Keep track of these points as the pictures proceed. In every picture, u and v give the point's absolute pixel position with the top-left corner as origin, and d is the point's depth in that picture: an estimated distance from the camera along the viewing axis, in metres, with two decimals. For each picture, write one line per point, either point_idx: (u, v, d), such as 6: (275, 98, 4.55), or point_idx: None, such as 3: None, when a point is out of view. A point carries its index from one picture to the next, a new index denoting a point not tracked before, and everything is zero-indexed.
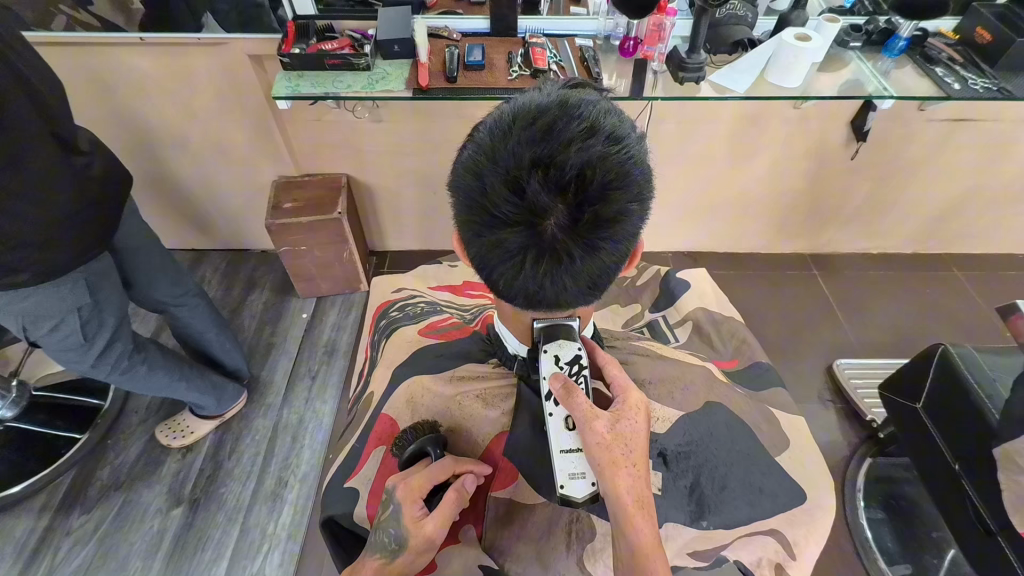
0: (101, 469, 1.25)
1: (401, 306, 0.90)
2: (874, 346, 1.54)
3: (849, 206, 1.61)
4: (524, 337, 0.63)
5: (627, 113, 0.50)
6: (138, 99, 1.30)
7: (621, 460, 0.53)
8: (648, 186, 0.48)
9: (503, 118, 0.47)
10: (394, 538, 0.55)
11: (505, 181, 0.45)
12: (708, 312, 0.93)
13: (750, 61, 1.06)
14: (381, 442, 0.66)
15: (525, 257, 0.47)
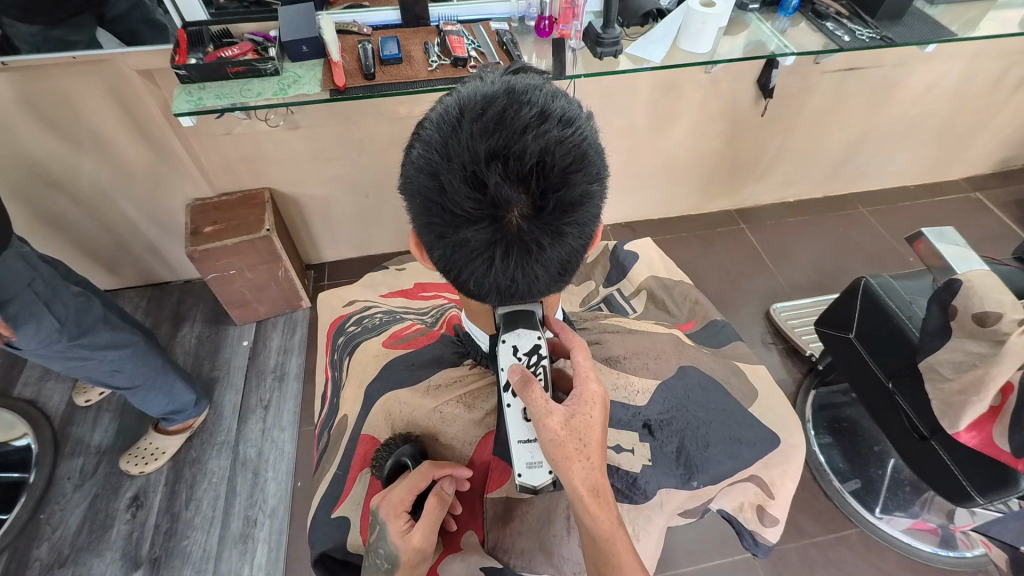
0: (38, 547, 1.12)
1: (357, 320, 0.86)
2: (803, 286, 1.66)
3: (764, 160, 1.72)
4: (490, 330, 0.63)
5: (573, 94, 0.49)
6: (10, 133, 1.15)
7: (575, 453, 0.52)
8: (604, 166, 0.48)
9: (451, 111, 0.45)
10: (384, 558, 0.53)
11: (464, 178, 0.43)
12: (660, 279, 0.96)
13: (661, 32, 1.09)
14: (365, 465, 0.64)
15: (493, 253, 0.46)
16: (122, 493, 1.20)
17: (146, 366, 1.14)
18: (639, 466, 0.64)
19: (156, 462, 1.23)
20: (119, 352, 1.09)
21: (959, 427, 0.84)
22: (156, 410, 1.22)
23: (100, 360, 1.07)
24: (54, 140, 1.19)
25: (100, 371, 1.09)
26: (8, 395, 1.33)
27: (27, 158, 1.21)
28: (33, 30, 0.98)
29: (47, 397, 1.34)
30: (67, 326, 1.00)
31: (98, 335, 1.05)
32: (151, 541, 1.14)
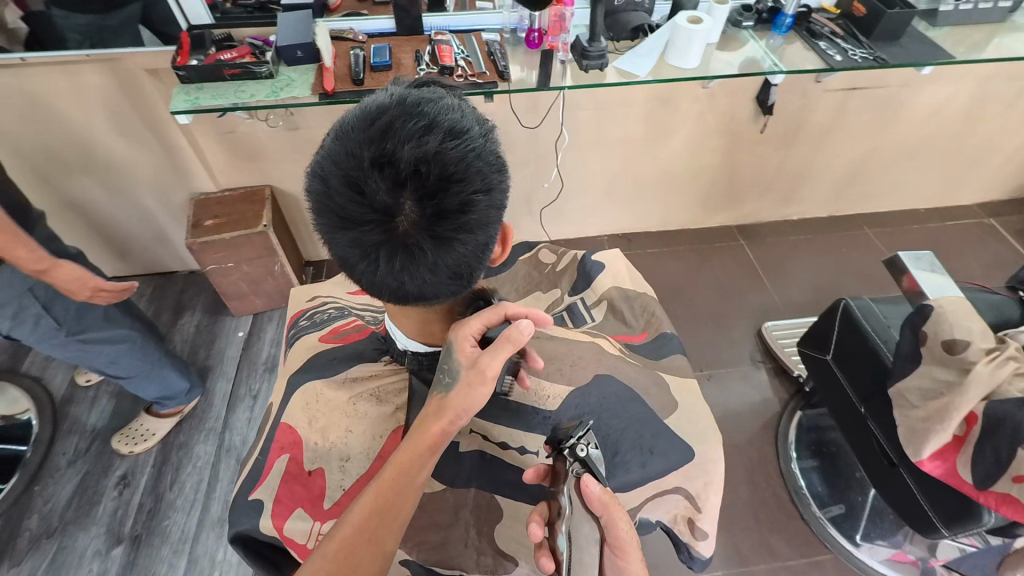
0: (29, 517, 1.18)
1: (310, 315, 0.89)
2: (798, 306, 1.64)
3: (763, 178, 1.71)
4: (415, 331, 0.63)
5: (475, 106, 0.51)
6: (28, 125, 1.23)
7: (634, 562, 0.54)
8: (497, 176, 0.48)
9: (345, 120, 0.48)
10: (444, 371, 0.58)
11: (344, 181, 0.45)
12: (622, 290, 0.95)
13: (649, 47, 1.10)
14: (284, 450, 0.66)
15: (377, 254, 0.48)
16: (112, 471, 1.25)
17: (142, 359, 1.20)
18: None
19: (145, 443, 1.28)
20: (118, 346, 1.15)
21: (922, 455, 0.81)
22: (148, 395, 1.26)
23: (97, 354, 1.14)
24: (69, 133, 1.26)
25: (99, 361, 1.16)
26: (17, 371, 1.40)
27: (43, 149, 1.28)
28: (89, 19, 1.06)
29: (51, 375, 1.41)
30: (66, 323, 1.06)
31: (96, 333, 1.11)
32: (134, 519, 1.18)
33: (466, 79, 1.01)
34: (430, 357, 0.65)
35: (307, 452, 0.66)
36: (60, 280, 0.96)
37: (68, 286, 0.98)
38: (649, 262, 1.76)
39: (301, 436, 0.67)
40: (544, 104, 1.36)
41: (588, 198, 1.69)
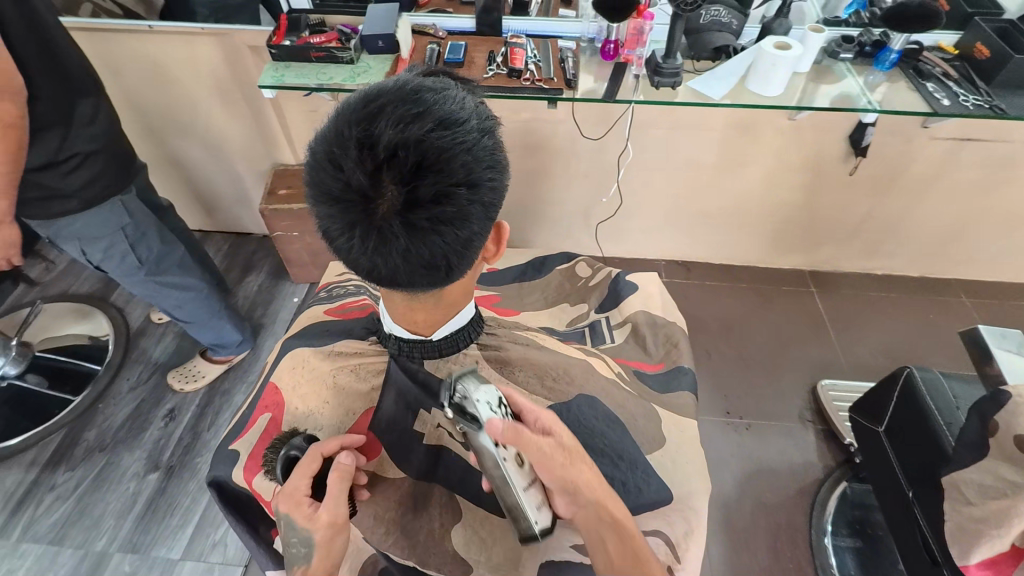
0: (88, 430, 1.32)
1: (330, 288, 0.93)
2: (865, 368, 1.49)
3: (848, 223, 1.57)
4: (402, 320, 0.65)
5: (477, 103, 0.51)
6: (145, 86, 1.37)
7: (584, 473, 0.57)
8: (482, 175, 0.48)
9: (347, 103, 0.49)
10: (298, 543, 0.56)
11: (329, 160, 0.47)
12: (650, 315, 0.93)
13: (728, 69, 1.03)
14: (267, 409, 0.68)
15: (352, 235, 0.48)
16: (162, 404, 1.37)
17: (204, 308, 1.31)
18: None
19: (195, 384, 1.39)
20: (187, 291, 1.26)
21: (970, 560, 0.71)
22: (205, 340, 1.37)
23: (166, 296, 1.24)
24: (176, 96, 1.39)
25: (167, 303, 1.26)
26: (106, 300, 1.58)
27: (156, 107, 1.43)
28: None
29: (131, 309, 1.57)
30: (147, 263, 1.16)
31: (171, 276, 1.21)
32: (172, 451, 1.29)
33: (533, 84, 1.00)
34: (411, 346, 0.67)
35: (287, 415, 0.66)
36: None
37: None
38: (705, 294, 1.67)
39: (284, 397, 0.68)
40: (614, 118, 1.34)
41: (649, 219, 1.64)
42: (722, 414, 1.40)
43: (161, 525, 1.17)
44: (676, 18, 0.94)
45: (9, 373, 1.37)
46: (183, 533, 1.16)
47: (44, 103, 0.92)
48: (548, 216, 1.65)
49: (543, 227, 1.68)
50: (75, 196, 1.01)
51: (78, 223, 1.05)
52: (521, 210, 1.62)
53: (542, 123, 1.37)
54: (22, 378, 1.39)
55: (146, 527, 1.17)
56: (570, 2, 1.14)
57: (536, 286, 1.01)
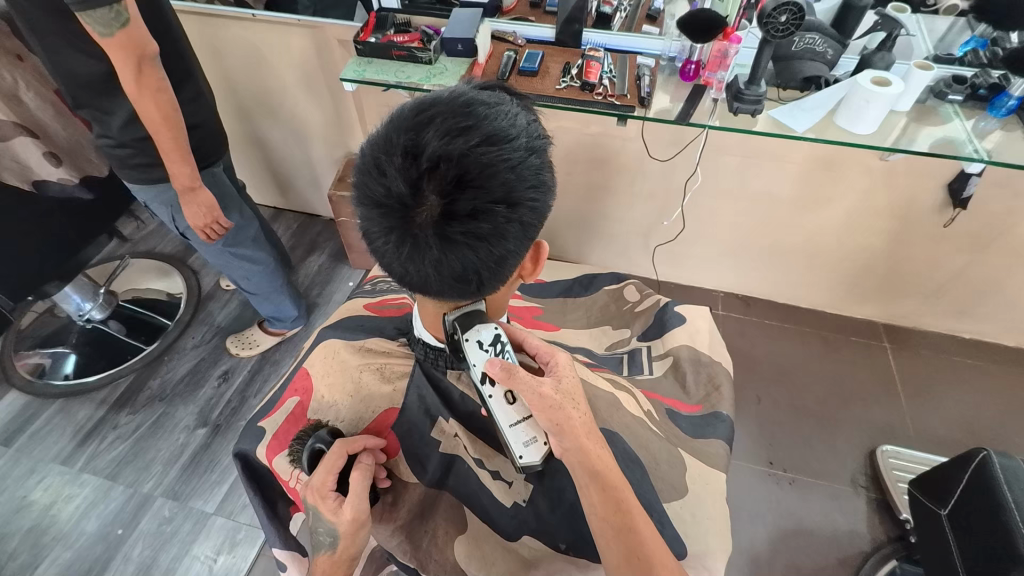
0: (152, 380, 1.43)
1: (375, 282, 0.95)
2: (936, 440, 1.35)
3: (936, 278, 1.44)
4: (433, 327, 0.65)
5: (529, 121, 0.50)
6: (242, 70, 1.47)
7: (574, 418, 0.58)
8: (523, 194, 0.47)
9: (401, 109, 0.50)
10: (325, 534, 0.58)
11: (376, 164, 0.48)
12: (694, 351, 0.89)
13: (818, 100, 0.97)
14: (295, 392, 0.70)
15: (389, 240, 0.49)
16: (218, 365, 1.47)
17: (269, 282, 1.38)
18: (511, 501, 0.65)
19: (249, 350, 1.48)
20: (257, 265, 1.33)
21: None
22: (264, 312, 1.45)
23: (237, 266, 1.30)
24: (268, 81, 1.48)
25: (237, 273, 1.33)
26: (185, 262, 1.70)
27: (249, 90, 1.53)
28: None
29: (204, 273, 1.68)
30: (226, 235, 1.23)
31: (245, 248, 1.28)
32: (221, 410, 1.37)
33: (605, 99, 0.98)
34: (436, 354, 0.67)
35: (313, 401, 0.68)
36: (188, 205, 1.06)
37: (193, 213, 1.07)
38: (763, 333, 1.58)
39: (313, 383, 0.70)
40: (687, 140, 1.29)
41: (712, 248, 1.57)
42: (765, 464, 1.32)
43: (201, 478, 1.25)
44: (764, 43, 0.89)
45: (94, 317, 1.51)
46: (219, 489, 1.24)
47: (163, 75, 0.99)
48: (606, 233, 1.62)
49: (599, 243, 1.66)
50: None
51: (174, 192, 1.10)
52: (580, 223, 1.61)
53: (611, 139, 1.34)
54: (105, 324, 1.53)
55: (188, 478, 1.25)
56: (655, 19, 1.10)
57: (580, 304, 0.99)
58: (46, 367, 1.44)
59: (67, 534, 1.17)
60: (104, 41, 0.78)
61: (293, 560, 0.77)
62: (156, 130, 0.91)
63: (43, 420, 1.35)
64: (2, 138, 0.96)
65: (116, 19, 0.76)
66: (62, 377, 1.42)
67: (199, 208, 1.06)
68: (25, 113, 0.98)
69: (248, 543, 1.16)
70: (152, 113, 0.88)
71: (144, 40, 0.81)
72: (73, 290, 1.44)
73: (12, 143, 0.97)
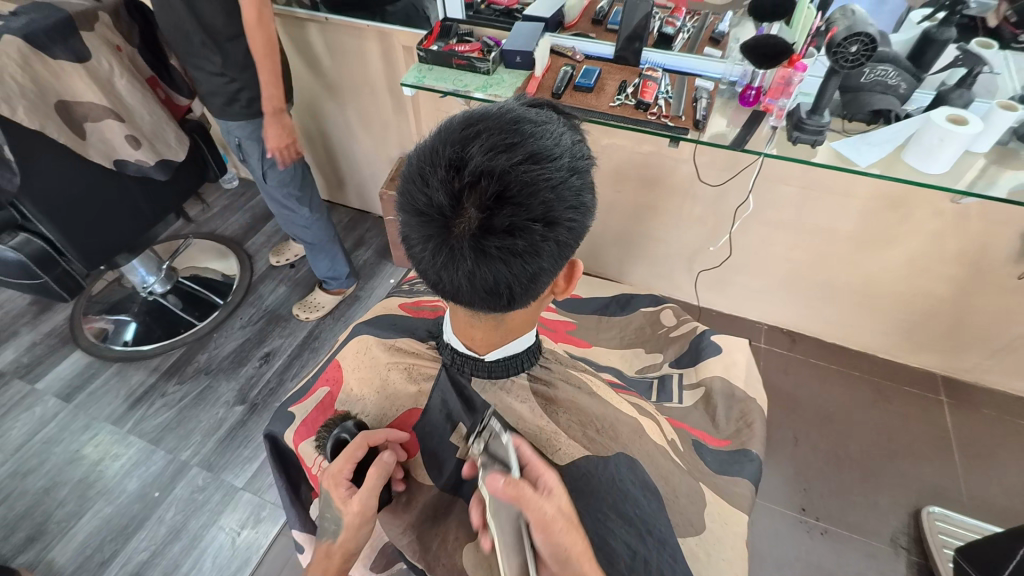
0: (200, 355, 1.51)
1: (414, 283, 0.97)
2: (992, 509, 1.25)
3: (1008, 333, 1.33)
4: (461, 333, 0.66)
5: (573, 141, 0.50)
6: (310, 69, 1.54)
7: (577, 548, 0.54)
8: (560, 214, 0.48)
9: (449, 122, 0.52)
10: (333, 522, 0.61)
11: (421, 174, 0.49)
12: (728, 384, 0.87)
13: (886, 135, 0.92)
14: (326, 382, 0.72)
15: (426, 247, 0.50)
16: (261, 347, 1.53)
17: (330, 232, 1.49)
18: None
19: (312, 312, 1.60)
20: (320, 211, 1.44)
21: None
22: (321, 272, 1.57)
23: (302, 213, 1.41)
24: (333, 81, 1.55)
25: (302, 222, 1.43)
26: (242, 246, 1.80)
27: (314, 88, 1.59)
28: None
29: (258, 258, 1.77)
30: (299, 175, 1.35)
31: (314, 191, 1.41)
32: (258, 391, 1.43)
33: (658, 119, 0.96)
34: (464, 359, 0.69)
35: (342, 392, 0.71)
36: (275, 126, 1.20)
37: (276, 135, 1.21)
38: (808, 372, 1.51)
39: (343, 374, 0.73)
40: (741, 165, 1.26)
41: (759, 280, 1.52)
42: (796, 509, 1.26)
43: (234, 453, 1.31)
44: (831, 73, 0.86)
45: (156, 290, 1.62)
46: (250, 465, 1.29)
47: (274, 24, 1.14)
48: (650, 253, 1.59)
49: (642, 264, 1.63)
50: None
51: (264, 128, 1.23)
52: (624, 242, 1.59)
53: (663, 159, 1.33)
54: (165, 297, 1.63)
55: (222, 452, 1.31)
56: (719, 42, 1.08)
57: (615, 324, 0.98)
58: (110, 332, 1.55)
59: (110, 490, 1.25)
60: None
61: (308, 542, 0.81)
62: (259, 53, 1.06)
63: (101, 381, 1.45)
64: (94, 120, 1.04)
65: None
66: (122, 343, 1.52)
67: (281, 129, 1.21)
68: (116, 98, 1.07)
69: (271, 521, 1.20)
70: (258, 37, 1.04)
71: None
72: (139, 262, 1.55)
73: (100, 125, 1.06)
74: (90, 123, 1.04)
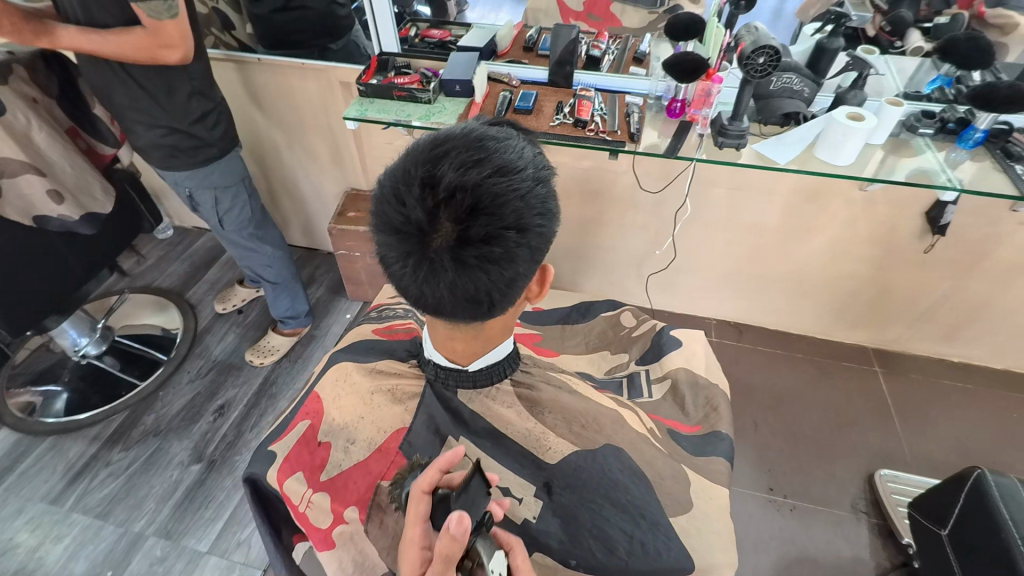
0: (147, 415, 1.42)
1: (380, 309, 0.96)
2: (934, 465, 1.36)
3: (923, 303, 1.48)
4: (442, 348, 0.67)
5: (535, 152, 0.53)
6: (246, 109, 1.52)
7: None
8: (532, 220, 0.50)
9: (416, 143, 0.53)
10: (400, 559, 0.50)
11: (394, 193, 0.50)
12: (692, 375, 0.91)
13: (798, 135, 1.02)
14: (307, 416, 0.71)
15: (406, 263, 0.52)
16: (215, 399, 1.46)
17: (289, 270, 1.47)
18: (520, 519, 0.64)
19: (268, 356, 1.54)
20: (277, 251, 1.42)
21: None
22: (278, 312, 1.53)
23: (260, 253, 1.39)
24: (271, 120, 1.53)
25: (258, 263, 1.41)
26: (184, 296, 1.72)
27: (253, 128, 1.57)
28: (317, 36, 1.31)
29: (203, 307, 1.69)
30: (255, 216, 1.34)
31: (270, 231, 1.39)
32: (216, 445, 1.35)
33: (596, 134, 1.02)
34: (447, 372, 0.70)
35: (324, 424, 0.70)
36: None
37: None
38: (759, 360, 1.60)
39: (324, 406, 0.72)
40: (676, 172, 1.35)
41: (704, 278, 1.61)
42: (765, 490, 1.32)
43: (195, 515, 1.23)
44: (745, 83, 0.95)
45: (90, 352, 1.50)
46: (214, 526, 1.21)
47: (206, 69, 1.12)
48: (602, 263, 1.65)
49: (595, 273, 1.69)
50: (215, 144, 1.18)
51: (215, 173, 1.21)
52: (575, 254, 1.64)
53: (604, 172, 1.40)
54: (100, 358, 1.52)
55: (181, 516, 1.23)
56: (642, 61, 1.17)
57: (580, 331, 1.01)
58: (38, 404, 1.42)
59: None
60: (148, 23, 0.91)
61: None
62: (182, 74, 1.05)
63: (33, 458, 1.32)
64: (11, 175, 0.98)
65: (167, 10, 0.91)
66: (54, 414, 1.40)
67: None
68: (36, 153, 1.01)
69: None
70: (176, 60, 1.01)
71: (180, 34, 0.95)
72: (70, 325, 1.43)
73: (19, 180, 0.99)
74: (8, 179, 0.98)
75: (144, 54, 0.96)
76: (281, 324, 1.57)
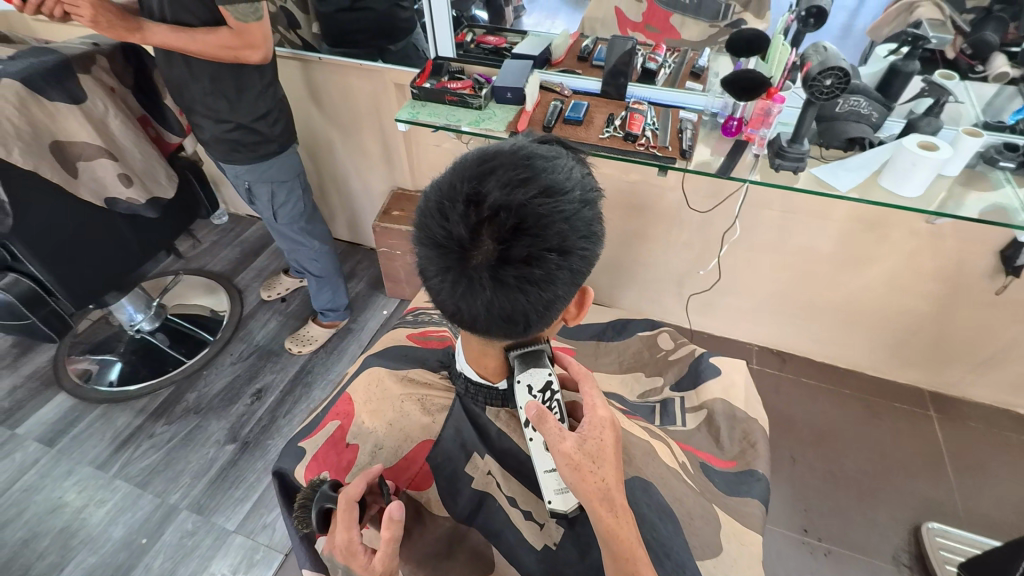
0: (189, 393, 1.48)
1: (416, 313, 0.97)
2: (989, 523, 1.26)
3: (988, 348, 1.37)
4: (473, 362, 0.67)
5: (582, 173, 0.52)
6: (305, 106, 1.58)
7: (589, 480, 0.57)
8: (574, 244, 0.49)
9: (465, 156, 0.53)
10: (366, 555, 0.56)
11: (439, 206, 0.50)
12: (728, 406, 0.88)
13: (861, 161, 0.97)
14: (336, 416, 0.73)
15: (445, 278, 0.52)
16: (253, 383, 1.51)
17: (333, 266, 1.51)
18: (540, 544, 0.64)
19: (307, 346, 1.58)
20: (324, 246, 1.46)
21: None
22: (319, 304, 1.58)
23: (308, 247, 1.43)
24: (327, 117, 1.58)
25: (305, 257, 1.45)
26: (232, 281, 1.79)
27: (309, 124, 1.62)
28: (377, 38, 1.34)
29: (248, 293, 1.76)
30: (307, 211, 1.38)
31: (319, 226, 1.44)
32: (251, 428, 1.40)
33: (645, 149, 1.00)
34: (476, 388, 0.69)
35: (353, 426, 0.71)
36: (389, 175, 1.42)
37: None
38: (800, 392, 1.53)
39: (354, 408, 0.73)
40: (727, 192, 1.30)
41: (748, 301, 1.55)
42: (799, 531, 1.26)
43: (225, 495, 1.27)
44: (808, 104, 0.91)
45: (144, 328, 1.59)
46: (243, 506, 1.25)
47: (271, 68, 1.16)
48: (641, 277, 1.62)
49: (633, 288, 1.66)
50: (276, 140, 1.23)
51: (272, 168, 1.26)
52: (615, 267, 1.61)
53: (651, 187, 1.36)
54: (153, 335, 1.60)
55: (213, 492, 1.28)
56: (699, 76, 1.14)
57: (614, 348, 0.99)
58: (94, 373, 1.51)
59: (95, 539, 1.20)
60: (236, 24, 0.99)
61: None
62: (252, 68, 1.11)
63: (85, 423, 1.41)
64: (86, 158, 1.04)
65: (253, 13, 1.00)
66: (107, 383, 1.49)
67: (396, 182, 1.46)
68: (110, 139, 1.07)
69: (265, 564, 1.16)
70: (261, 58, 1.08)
71: (263, 35, 1.04)
72: (128, 302, 1.52)
73: (94, 164, 1.06)
74: (82, 161, 1.05)
75: (226, 53, 1.02)
76: (321, 316, 1.62)
